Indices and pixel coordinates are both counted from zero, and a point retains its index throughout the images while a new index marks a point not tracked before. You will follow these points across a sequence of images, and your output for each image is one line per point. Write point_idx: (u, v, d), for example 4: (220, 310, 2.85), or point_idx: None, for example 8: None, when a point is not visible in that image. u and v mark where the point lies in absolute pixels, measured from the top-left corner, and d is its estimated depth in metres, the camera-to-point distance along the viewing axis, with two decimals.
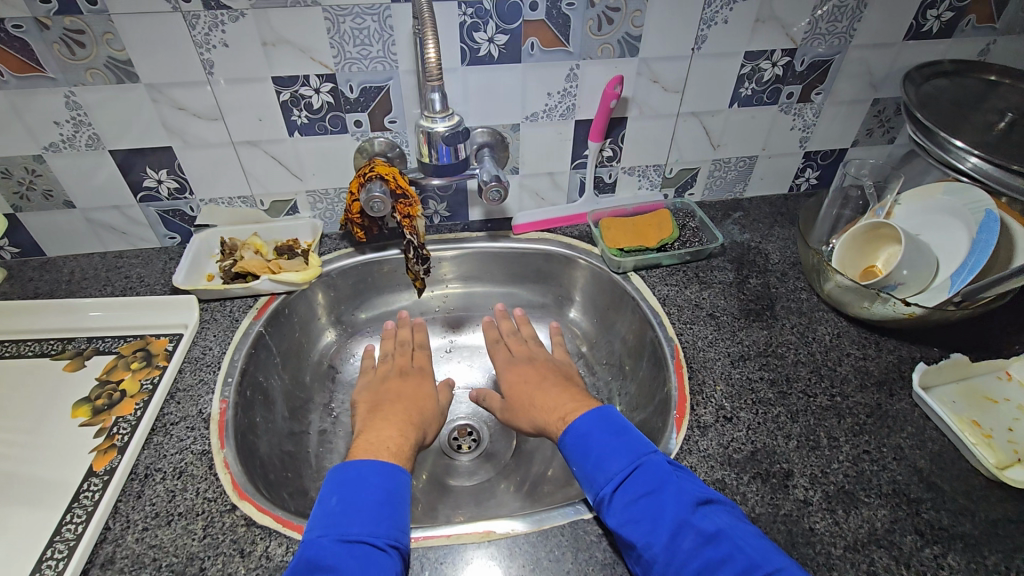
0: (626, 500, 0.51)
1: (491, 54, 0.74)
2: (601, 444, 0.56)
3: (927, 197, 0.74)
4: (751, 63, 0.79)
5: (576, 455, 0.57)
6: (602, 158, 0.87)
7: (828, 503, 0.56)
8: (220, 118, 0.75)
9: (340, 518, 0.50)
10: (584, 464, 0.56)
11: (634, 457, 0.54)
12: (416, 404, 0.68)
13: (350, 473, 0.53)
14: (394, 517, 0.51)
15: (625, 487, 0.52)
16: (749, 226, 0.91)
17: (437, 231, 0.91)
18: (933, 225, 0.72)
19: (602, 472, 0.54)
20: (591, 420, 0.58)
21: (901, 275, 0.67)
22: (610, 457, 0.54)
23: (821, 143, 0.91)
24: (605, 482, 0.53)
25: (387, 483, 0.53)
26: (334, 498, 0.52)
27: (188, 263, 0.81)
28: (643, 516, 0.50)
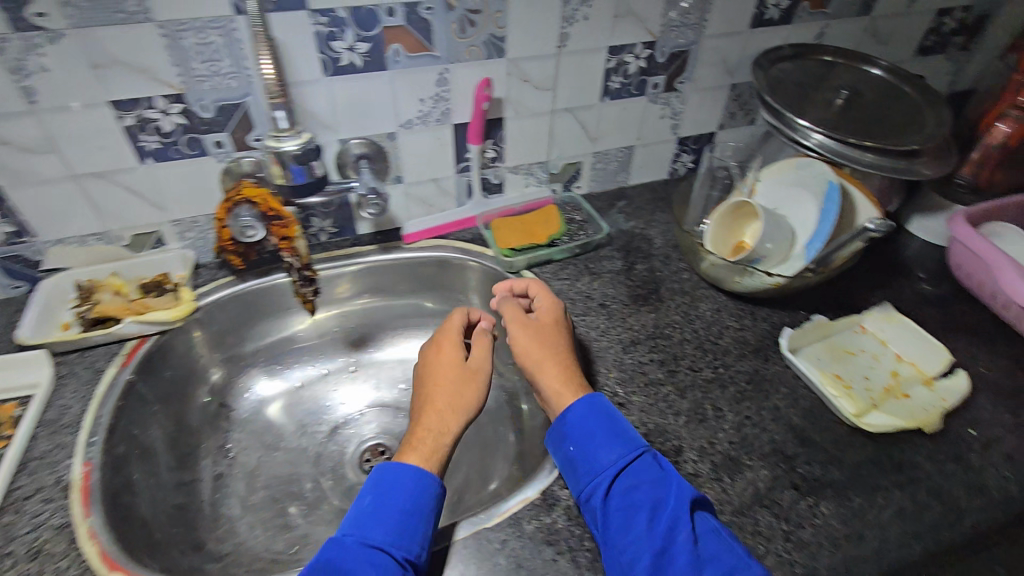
0: (619, 489, 0.54)
1: (354, 63, 0.71)
2: (603, 430, 0.58)
3: (782, 172, 0.79)
4: (615, 57, 0.82)
5: (576, 434, 0.58)
6: (486, 159, 0.88)
7: (716, 472, 0.59)
8: (53, 151, 0.67)
9: (367, 521, 0.52)
10: (584, 444, 0.57)
11: (635, 449, 0.56)
12: (454, 386, 0.62)
13: (387, 475, 0.55)
14: (415, 530, 0.52)
15: (629, 473, 0.55)
16: (633, 214, 0.95)
17: (324, 248, 0.87)
18: (788, 199, 0.78)
19: (598, 458, 0.56)
20: (586, 410, 0.59)
21: (765, 248, 0.72)
22: (617, 443, 0.57)
23: (691, 129, 0.96)
24: (604, 471, 0.55)
25: (418, 489, 0.54)
26: (368, 497, 0.54)
27: (36, 314, 0.72)
28: (641, 505, 0.52)
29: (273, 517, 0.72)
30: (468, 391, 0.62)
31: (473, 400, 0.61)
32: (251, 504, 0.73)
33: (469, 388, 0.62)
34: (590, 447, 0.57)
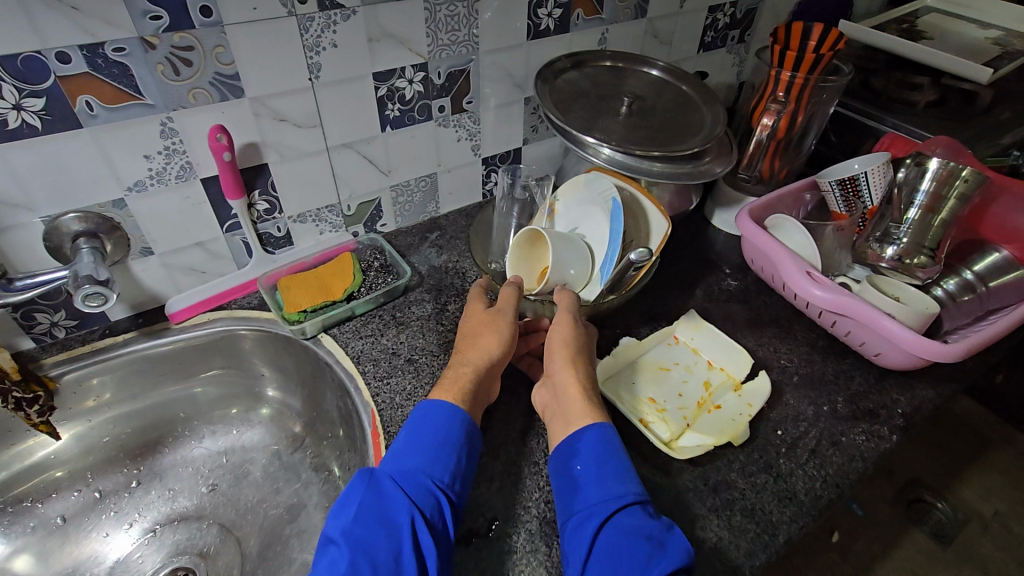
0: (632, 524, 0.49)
1: (31, 124, 0.56)
2: (617, 460, 0.53)
3: (575, 191, 0.77)
4: (384, 84, 0.74)
5: (590, 456, 0.54)
6: (258, 212, 0.75)
7: (533, 542, 0.56)
8: None
9: (401, 451, 0.54)
10: (595, 470, 0.53)
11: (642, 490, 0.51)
12: (497, 332, 0.63)
13: (426, 410, 0.56)
14: (448, 459, 0.54)
15: (631, 512, 0.50)
16: (446, 246, 0.87)
17: (64, 346, 0.70)
18: (581, 218, 0.76)
19: (608, 489, 0.51)
20: (604, 441, 0.55)
21: (569, 275, 0.69)
22: (627, 478, 0.52)
23: (494, 148, 0.91)
24: (609, 507, 0.50)
25: (449, 424, 0.55)
26: (403, 430, 0.56)
27: None
28: (632, 551, 0.46)
29: None
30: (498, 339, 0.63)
31: (506, 344, 0.63)
32: None
33: (494, 332, 0.63)
34: (602, 475, 0.52)
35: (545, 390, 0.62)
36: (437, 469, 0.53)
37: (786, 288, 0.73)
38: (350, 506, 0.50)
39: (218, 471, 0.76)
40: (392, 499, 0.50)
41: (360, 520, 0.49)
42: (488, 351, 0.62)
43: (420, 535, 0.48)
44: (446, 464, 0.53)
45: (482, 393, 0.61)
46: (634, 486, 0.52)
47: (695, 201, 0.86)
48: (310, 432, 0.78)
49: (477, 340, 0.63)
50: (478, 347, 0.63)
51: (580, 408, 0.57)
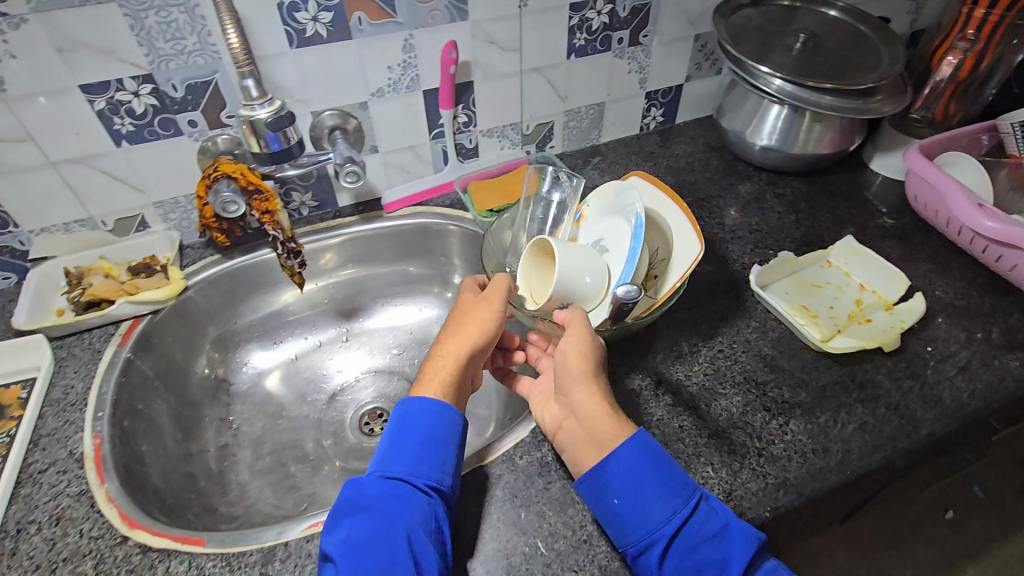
0: (691, 542, 0.50)
1: (319, 34, 0.72)
2: (652, 478, 0.52)
3: (607, 198, 0.77)
4: (577, 14, 0.83)
5: (623, 486, 0.53)
6: (459, 124, 0.88)
7: (693, 401, 0.64)
8: (30, 139, 0.68)
9: (387, 458, 0.55)
10: (632, 499, 0.52)
11: (688, 499, 0.51)
12: (483, 328, 0.63)
13: (406, 411, 0.58)
14: (436, 456, 0.55)
15: (684, 532, 0.50)
16: (608, 169, 0.97)
17: (307, 222, 0.89)
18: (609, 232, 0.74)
19: (655, 515, 0.51)
20: (635, 458, 0.53)
21: (586, 283, 0.65)
22: (668, 496, 0.51)
23: (658, 82, 0.97)
24: (663, 529, 0.50)
25: (434, 422, 0.57)
26: (387, 436, 0.57)
27: (30, 301, 0.74)
28: (705, 562, 0.49)
29: (280, 479, 0.76)
30: (487, 330, 0.63)
31: (492, 335, 0.63)
32: (258, 469, 0.77)
33: (481, 328, 0.63)
34: (644, 502, 0.52)
35: (560, 408, 0.60)
36: (422, 471, 0.54)
37: (951, 223, 0.77)
38: (342, 523, 0.51)
39: (408, 339, 0.93)
40: (385, 508, 0.52)
41: (354, 539, 0.50)
42: (475, 344, 0.62)
43: (419, 538, 0.50)
44: (433, 463, 0.55)
45: (464, 384, 0.62)
46: (676, 501, 0.51)
47: (857, 142, 0.88)
48: None
49: (462, 334, 0.62)
50: (465, 343, 0.62)
51: (605, 426, 0.55)
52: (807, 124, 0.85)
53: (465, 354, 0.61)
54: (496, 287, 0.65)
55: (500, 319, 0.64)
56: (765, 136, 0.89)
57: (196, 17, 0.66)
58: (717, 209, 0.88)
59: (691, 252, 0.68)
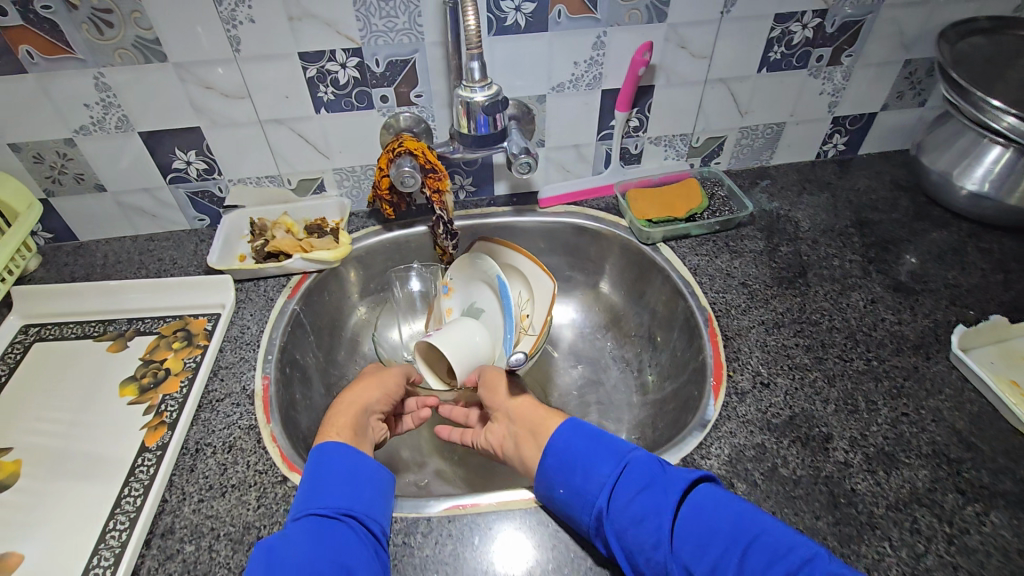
0: (627, 493, 0.51)
1: (518, 23, 0.72)
2: (585, 450, 0.56)
3: (465, 268, 0.85)
4: (781, 25, 0.77)
5: (560, 469, 0.55)
6: (628, 128, 0.86)
7: (868, 464, 0.57)
8: (247, 97, 0.75)
9: (309, 497, 0.53)
10: (570, 481, 0.54)
11: (619, 460, 0.54)
12: (383, 381, 0.69)
13: (319, 453, 0.56)
14: (362, 491, 0.54)
15: (621, 487, 0.52)
16: (777, 194, 0.90)
17: (463, 206, 0.91)
18: (479, 291, 0.84)
19: (592, 478, 0.54)
20: (566, 435, 0.58)
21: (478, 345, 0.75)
22: (600, 459, 0.55)
23: (850, 108, 0.89)
24: (600, 491, 0.52)
25: (352, 456, 0.56)
26: (305, 481, 0.54)
27: (221, 244, 0.81)
28: (646, 512, 0.50)
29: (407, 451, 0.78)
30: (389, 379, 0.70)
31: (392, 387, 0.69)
32: None
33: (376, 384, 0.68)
34: (580, 475, 0.54)
35: (499, 424, 0.66)
36: (336, 504, 0.52)
37: None
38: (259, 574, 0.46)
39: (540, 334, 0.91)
40: (306, 546, 0.48)
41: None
42: (370, 395, 0.66)
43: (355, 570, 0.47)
44: (355, 494, 0.54)
45: (365, 432, 0.63)
46: (607, 469, 0.54)
47: None
48: (617, 326, 0.88)
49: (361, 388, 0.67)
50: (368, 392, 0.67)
51: (541, 424, 0.62)
52: None
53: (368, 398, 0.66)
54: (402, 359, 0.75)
55: (393, 378, 0.70)
56: (976, 181, 0.78)
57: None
58: (905, 254, 0.79)
59: (547, 290, 0.81)
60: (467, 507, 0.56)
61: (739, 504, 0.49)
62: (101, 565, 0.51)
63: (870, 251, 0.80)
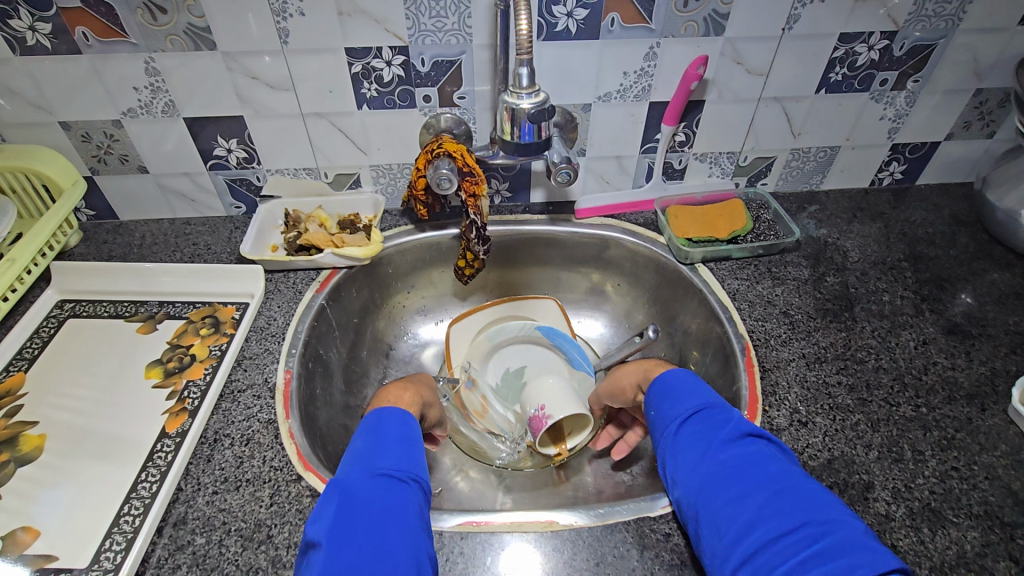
0: (684, 420, 0.53)
1: (569, 29, 0.70)
2: (679, 382, 0.57)
3: (479, 347, 0.84)
4: (845, 46, 0.73)
5: (653, 395, 0.58)
6: (674, 142, 0.83)
7: (912, 520, 0.53)
8: (291, 89, 0.74)
9: (364, 457, 0.50)
10: (657, 403, 0.57)
11: (706, 397, 0.54)
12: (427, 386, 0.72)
13: (374, 419, 0.55)
14: (414, 455, 0.52)
15: (684, 414, 0.53)
16: (826, 221, 0.86)
17: (497, 211, 0.90)
18: (499, 365, 0.84)
19: (663, 404, 0.56)
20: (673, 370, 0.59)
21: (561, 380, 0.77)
22: (678, 389, 0.56)
23: (911, 135, 0.85)
24: (671, 414, 0.54)
25: (406, 427, 0.55)
26: (359, 441, 0.53)
27: (255, 233, 0.81)
28: (700, 438, 0.50)
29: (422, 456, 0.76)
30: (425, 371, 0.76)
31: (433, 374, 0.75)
32: None
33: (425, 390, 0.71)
34: (663, 402, 0.56)
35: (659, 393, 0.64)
36: (408, 465, 0.50)
37: None
38: (329, 508, 0.45)
39: None
40: (374, 499, 0.46)
41: (349, 521, 0.44)
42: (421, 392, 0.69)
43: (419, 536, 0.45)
44: (408, 456, 0.51)
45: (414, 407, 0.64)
46: (690, 398, 0.55)
47: None
48: (648, 346, 0.85)
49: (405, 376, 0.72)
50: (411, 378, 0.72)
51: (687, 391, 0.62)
52: None
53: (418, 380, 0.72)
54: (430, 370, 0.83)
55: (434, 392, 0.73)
56: None
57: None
58: (961, 294, 0.75)
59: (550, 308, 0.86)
60: (476, 526, 0.54)
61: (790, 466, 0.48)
62: (113, 549, 0.51)
63: (923, 288, 0.75)
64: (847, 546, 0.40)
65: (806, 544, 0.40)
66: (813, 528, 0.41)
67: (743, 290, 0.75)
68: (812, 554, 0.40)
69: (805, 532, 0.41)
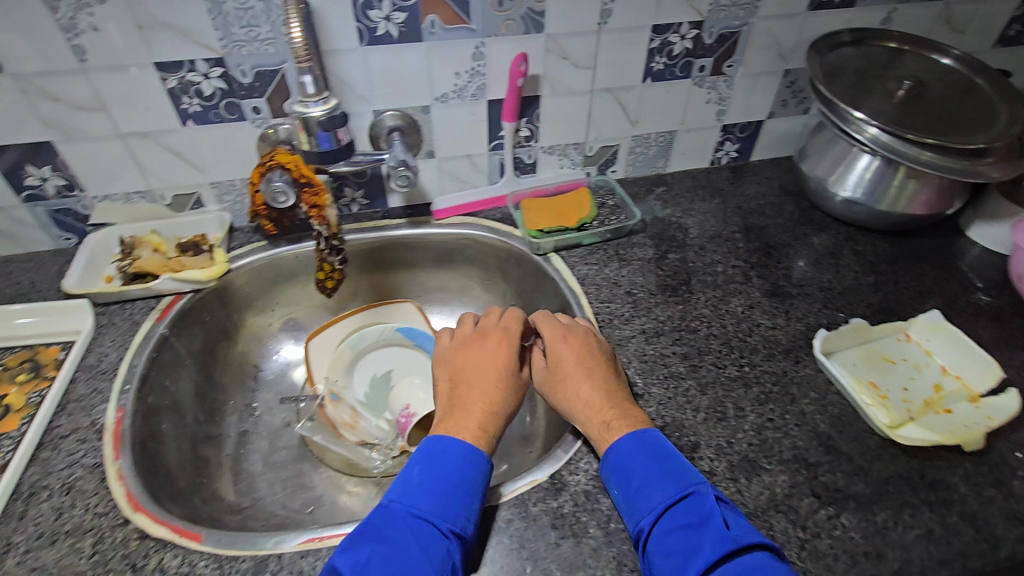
0: (669, 526, 0.49)
1: (391, 33, 0.70)
2: (646, 465, 0.53)
3: (341, 359, 0.82)
4: (659, 36, 0.78)
5: (617, 475, 0.54)
6: (520, 138, 0.85)
7: (731, 472, 0.57)
8: (103, 109, 0.70)
9: (416, 494, 0.51)
10: (625, 487, 0.53)
11: (682, 487, 0.51)
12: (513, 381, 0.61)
13: (438, 448, 0.54)
14: (464, 502, 0.51)
15: (670, 516, 0.50)
16: (671, 202, 0.91)
17: (356, 219, 0.88)
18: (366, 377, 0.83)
19: (643, 501, 0.52)
20: (633, 442, 0.55)
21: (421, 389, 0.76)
22: (655, 483, 0.52)
23: (738, 116, 0.91)
24: (646, 512, 0.51)
25: (466, 466, 0.53)
26: (416, 468, 0.53)
27: (83, 265, 0.76)
28: (677, 551, 0.48)
29: (291, 476, 0.74)
30: (504, 350, 0.63)
31: (512, 359, 0.63)
32: (272, 462, 0.76)
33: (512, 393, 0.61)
34: (631, 493, 0.52)
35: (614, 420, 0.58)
36: (451, 514, 0.50)
37: None
38: (364, 547, 0.47)
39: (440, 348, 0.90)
40: (398, 555, 0.47)
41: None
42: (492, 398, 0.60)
43: None
44: (448, 503, 0.51)
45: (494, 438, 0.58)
46: (660, 494, 0.51)
47: (956, 206, 0.80)
48: None
49: (477, 376, 0.61)
50: (484, 380, 0.61)
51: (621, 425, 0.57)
52: (900, 179, 0.76)
53: (495, 382, 0.61)
54: (550, 330, 0.65)
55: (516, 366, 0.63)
56: (849, 188, 0.81)
57: (269, 5, 0.65)
58: (786, 259, 0.82)
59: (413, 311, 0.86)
60: (315, 543, 0.52)
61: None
62: None
63: (753, 256, 0.82)
64: None
65: None
66: None
67: (591, 274, 0.78)
68: None
69: None
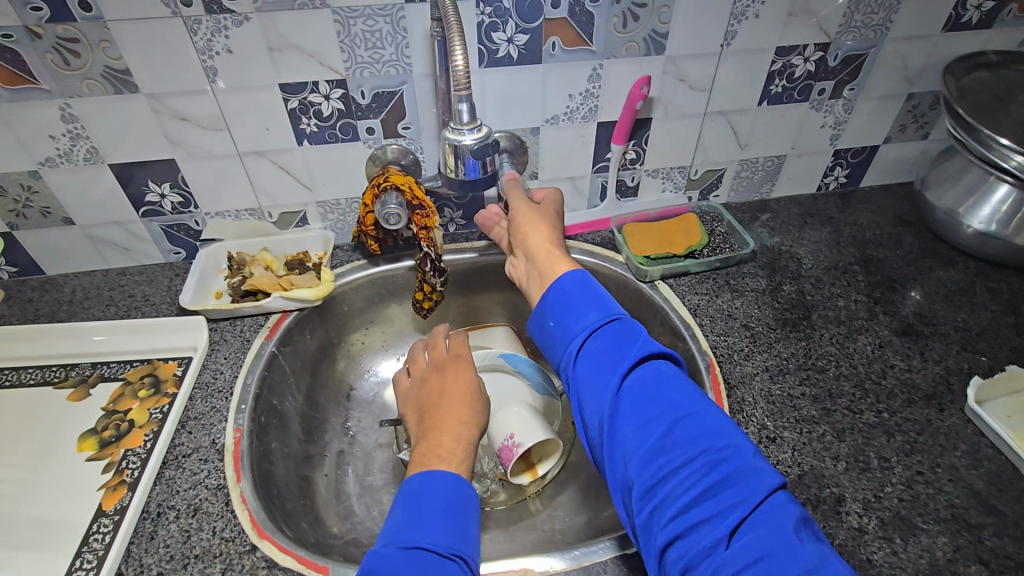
0: (596, 350, 0.54)
1: (511, 55, 0.69)
2: (581, 298, 0.58)
3: None
4: (782, 59, 0.75)
5: (555, 308, 0.59)
6: (625, 161, 0.83)
7: (884, 530, 0.53)
8: (225, 128, 0.71)
9: (406, 529, 0.46)
10: (561, 318, 0.58)
11: (607, 314, 0.57)
12: (472, 397, 0.60)
13: (414, 482, 0.50)
14: (462, 525, 0.47)
15: (598, 334, 0.56)
16: (779, 229, 0.87)
17: (453, 239, 0.87)
18: None
19: (577, 324, 0.57)
20: (573, 280, 0.60)
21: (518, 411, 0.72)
22: (588, 311, 0.57)
23: (852, 141, 0.87)
24: (579, 331, 0.56)
25: (451, 488, 0.49)
26: (399, 507, 0.48)
27: (195, 281, 0.77)
28: (602, 363, 0.53)
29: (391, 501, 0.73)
30: (465, 375, 0.63)
31: (478, 382, 0.63)
32: (371, 485, 0.75)
33: (482, 410, 0.60)
34: (568, 316, 0.58)
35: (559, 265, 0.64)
36: (448, 539, 0.46)
37: None
38: None
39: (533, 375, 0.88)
40: None
41: None
42: (473, 411, 0.59)
43: None
44: (445, 527, 0.46)
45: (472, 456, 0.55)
46: (592, 318, 0.57)
47: None
48: None
49: (451, 394, 0.60)
50: (455, 399, 0.60)
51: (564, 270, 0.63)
52: None
53: (465, 400, 0.60)
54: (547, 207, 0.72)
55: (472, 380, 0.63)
56: (982, 220, 0.76)
57: (395, 27, 0.65)
58: (912, 294, 0.76)
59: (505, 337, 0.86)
60: None
61: (691, 387, 0.52)
62: None
63: (875, 290, 0.77)
64: (739, 470, 0.45)
65: (704, 471, 0.45)
66: (710, 458, 0.46)
67: (703, 305, 0.75)
68: (711, 480, 0.45)
69: (702, 459, 0.46)
